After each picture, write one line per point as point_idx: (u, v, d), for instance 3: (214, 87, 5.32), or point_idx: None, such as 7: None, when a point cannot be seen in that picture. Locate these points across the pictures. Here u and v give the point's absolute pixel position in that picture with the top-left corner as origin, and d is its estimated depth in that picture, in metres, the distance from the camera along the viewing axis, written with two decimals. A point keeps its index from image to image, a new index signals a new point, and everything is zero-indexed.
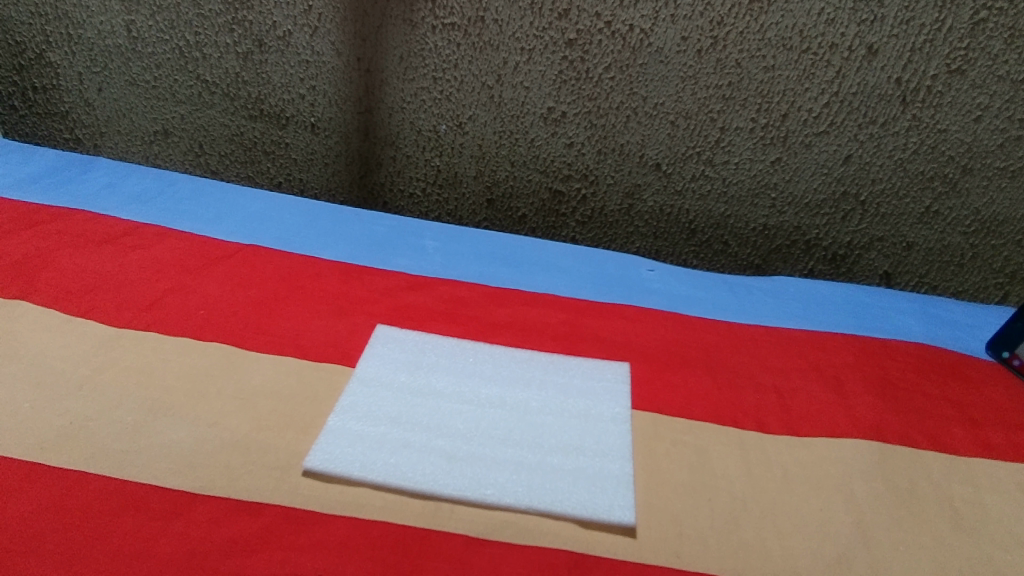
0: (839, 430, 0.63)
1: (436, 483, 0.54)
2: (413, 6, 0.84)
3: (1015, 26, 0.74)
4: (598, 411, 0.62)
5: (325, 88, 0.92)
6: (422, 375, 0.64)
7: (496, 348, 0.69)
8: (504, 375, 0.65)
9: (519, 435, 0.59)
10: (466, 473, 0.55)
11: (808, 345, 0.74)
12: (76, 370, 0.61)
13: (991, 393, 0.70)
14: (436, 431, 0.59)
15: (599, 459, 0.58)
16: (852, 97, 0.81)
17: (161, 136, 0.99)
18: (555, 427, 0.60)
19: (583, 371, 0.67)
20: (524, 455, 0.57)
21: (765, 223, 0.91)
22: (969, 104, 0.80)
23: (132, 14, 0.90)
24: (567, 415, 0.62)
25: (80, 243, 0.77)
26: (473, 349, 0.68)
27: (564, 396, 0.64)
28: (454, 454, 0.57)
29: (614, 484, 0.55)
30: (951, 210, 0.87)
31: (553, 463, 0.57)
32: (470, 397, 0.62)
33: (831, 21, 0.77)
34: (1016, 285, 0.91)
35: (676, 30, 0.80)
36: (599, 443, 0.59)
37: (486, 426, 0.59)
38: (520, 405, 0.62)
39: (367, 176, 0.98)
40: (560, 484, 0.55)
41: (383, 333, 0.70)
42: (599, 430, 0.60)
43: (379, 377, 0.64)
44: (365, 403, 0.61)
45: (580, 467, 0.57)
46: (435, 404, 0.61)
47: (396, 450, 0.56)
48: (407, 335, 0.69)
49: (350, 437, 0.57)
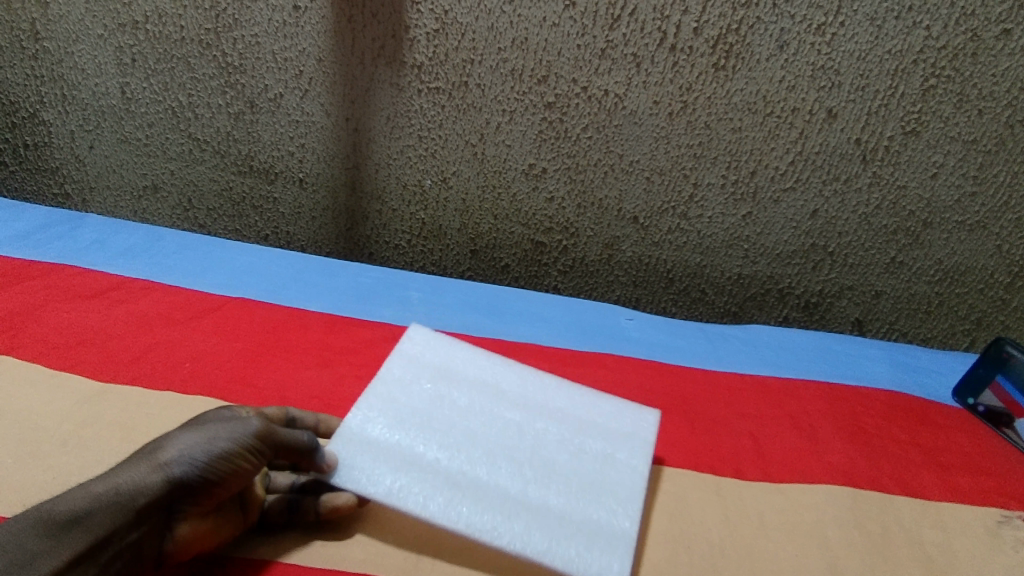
0: (814, 476, 0.65)
1: (432, 509, 0.53)
2: (400, 72, 0.88)
3: (962, 91, 0.79)
4: (613, 469, 0.60)
5: (313, 145, 0.95)
6: (444, 385, 0.65)
7: (520, 370, 0.69)
8: (506, 405, 0.64)
9: (525, 458, 0.59)
10: (462, 504, 0.54)
11: (782, 392, 0.77)
12: (60, 426, 0.61)
13: (957, 438, 0.72)
14: (446, 450, 0.58)
15: (601, 501, 0.56)
16: (816, 156, 0.85)
17: (151, 191, 1.02)
18: (567, 468, 0.59)
19: (600, 413, 0.66)
20: (537, 495, 0.56)
21: (739, 273, 0.95)
22: (926, 163, 0.83)
23: (127, 77, 0.93)
24: (574, 455, 0.60)
25: (66, 297, 0.78)
26: (488, 359, 0.69)
27: (579, 437, 0.62)
28: (458, 480, 0.55)
29: (614, 542, 0.54)
30: (916, 261, 0.90)
31: (551, 507, 0.55)
32: (488, 420, 0.62)
33: (792, 87, 0.81)
34: (982, 331, 0.94)
35: (648, 95, 0.84)
36: (605, 497, 0.57)
37: (497, 456, 0.58)
38: (536, 438, 0.61)
39: (354, 228, 1.01)
40: (552, 532, 0.53)
41: (417, 332, 0.71)
42: (607, 485, 0.58)
43: (396, 391, 0.63)
44: (381, 407, 0.61)
45: (584, 515, 0.55)
46: (438, 426, 0.60)
47: (402, 466, 0.55)
48: (439, 335, 0.71)
49: (358, 444, 0.56)
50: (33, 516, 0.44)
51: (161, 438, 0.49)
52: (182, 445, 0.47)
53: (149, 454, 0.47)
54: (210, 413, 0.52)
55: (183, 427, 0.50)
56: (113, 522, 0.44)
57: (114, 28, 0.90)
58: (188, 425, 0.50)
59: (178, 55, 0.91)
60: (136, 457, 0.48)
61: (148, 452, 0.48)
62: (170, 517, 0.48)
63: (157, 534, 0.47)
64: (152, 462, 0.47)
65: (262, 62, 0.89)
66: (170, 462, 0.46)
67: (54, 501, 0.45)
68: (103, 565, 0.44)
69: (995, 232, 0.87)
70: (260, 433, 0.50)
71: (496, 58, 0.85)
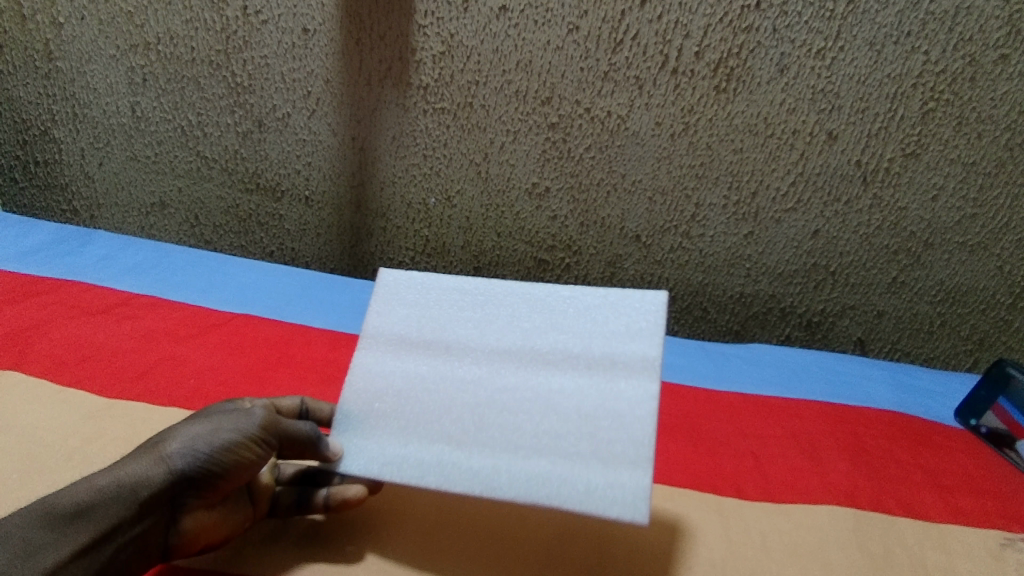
0: (816, 497, 0.65)
1: (439, 478, 0.51)
2: (406, 93, 0.89)
3: (961, 115, 0.79)
4: (622, 388, 0.51)
5: (320, 164, 0.96)
6: (429, 331, 0.58)
7: (509, 282, 0.58)
8: (495, 336, 0.56)
9: (528, 393, 0.53)
10: (470, 463, 0.51)
11: (782, 412, 0.77)
12: (64, 442, 0.61)
13: (960, 460, 0.72)
14: (445, 410, 0.54)
15: (613, 429, 0.50)
16: (817, 177, 0.86)
17: (158, 208, 1.03)
18: (571, 389, 0.52)
19: (599, 305, 0.55)
20: (544, 433, 0.51)
21: (741, 291, 0.95)
22: (926, 185, 0.84)
23: (138, 96, 0.95)
24: (578, 373, 0.53)
25: (73, 313, 0.79)
26: (469, 282, 0.59)
27: (580, 346, 0.54)
28: (462, 439, 0.52)
29: (631, 476, 0.47)
30: (917, 281, 0.91)
31: (560, 440, 0.50)
32: (480, 360, 0.56)
33: (792, 110, 0.82)
34: (984, 351, 0.94)
35: (651, 116, 0.85)
36: (615, 425, 0.50)
37: (495, 405, 0.53)
38: (534, 368, 0.54)
39: (358, 245, 1.02)
40: (567, 474, 0.49)
41: (389, 277, 0.62)
42: (618, 410, 0.50)
43: (385, 358, 0.58)
44: (374, 381, 0.57)
45: (598, 448, 0.49)
46: (435, 385, 0.56)
47: (406, 441, 0.54)
48: (411, 274, 0.61)
49: (360, 429, 0.55)
50: (36, 509, 0.45)
51: (165, 431, 0.50)
52: (185, 437, 0.49)
53: (153, 447, 0.49)
54: (213, 407, 0.54)
55: (186, 421, 0.51)
56: (117, 514, 0.46)
57: (126, 49, 0.92)
58: (191, 419, 0.51)
59: (189, 76, 0.92)
60: (140, 450, 0.49)
61: (152, 445, 0.49)
62: (174, 511, 0.49)
63: (162, 527, 0.48)
64: (156, 455, 0.48)
65: (270, 82, 0.91)
66: (172, 455, 0.48)
67: (56, 495, 0.46)
68: (107, 560, 0.45)
69: (996, 253, 0.87)
70: (263, 426, 0.51)
71: (500, 80, 0.86)
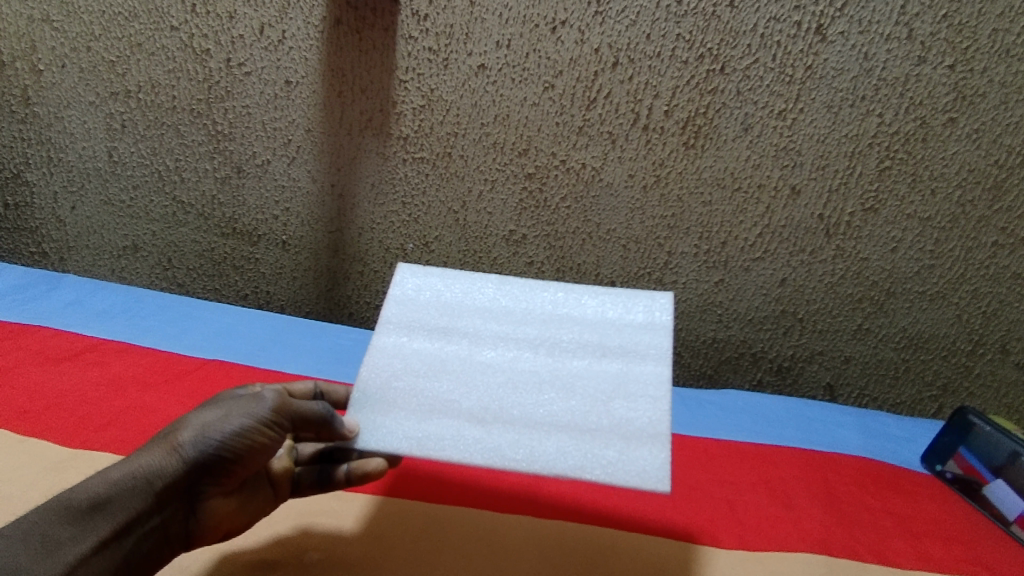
0: (790, 543, 0.65)
1: (461, 450, 0.51)
2: (386, 143, 0.91)
3: (915, 172, 0.84)
4: (637, 371, 0.56)
5: (298, 210, 0.97)
6: (449, 317, 0.62)
7: (523, 283, 0.65)
8: (515, 327, 0.61)
9: (546, 377, 0.57)
10: (494, 440, 0.52)
11: (756, 458, 0.78)
12: (23, 496, 0.59)
13: (927, 505, 0.74)
14: (466, 387, 0.56)
15: (628, 404, 0.54)
16: (782, 229, 0.89)
17: (131, 251, 1.02)
18: (588, 375, 0.57)
19: (612, 306, 0.62)
20: (563, 412, 0.54)
21: (714, 336, 0.98)
22: (885, 238, 0.88)
23: (115, 142, 0.95)
24: (594, 361, 0.58)
25: (38, 359, 0.77)
26: (489, 282, 0.65)
27: (595, 339, 0.59)
28: (483, 417, 0.54)
29: (650, 443, 0.51)
30: (881, 328, 0.94)
31: (579, 420, 0.53)
32: (501, 347, 0.59)
33: (757, 166, 0.86)
34: (948, 397, 0.97)
35: (624, 169, 0.88)
36: (632, 403, 0.54)
37: (516, 390, 0.56)
38: (552, 358, 0.58)
39: (335, 289, 1.02)
40: (588, 448, 0.51)
41: (407, 273, 0.66)
42: (634, 393, 0.55)
43: (400, 341, 0.60)
44: (391, 363, 0.58)
45: (616, 424, 0.52)
46: (452, 367, 0.58)
47: (424, 418, 0.54)
48: (429, 269, 0.66)
49: (376, 406, 0.55)
50: (56, 505, 0.46)
51: (179, 420, 0.52)
52: (197, 427, 0.50)
53: (167, 437, 0.50)
54: (226, 395, 0.55)
55: (200, 408, 0.52)
56: (134, 508, 0.47)
57: (106, 96, 0.93)
58: (204, 408, 0.52)
59: (168, 123, 0.93)
60: (154, 441, 0.50)
61: (166, 435, 0.51)
62: (191, 500, 0.50)
63: (183, 516, 0.50)
64: (168, 447, 0.49)
65: (251, 131, 0.92)
66: (185, 444, 0.49)
67: (73, 490, 0.48)
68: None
69: (954, 302, 0.91)
70: (274, 412, 0.52)
71: (479, 132, 0.89)
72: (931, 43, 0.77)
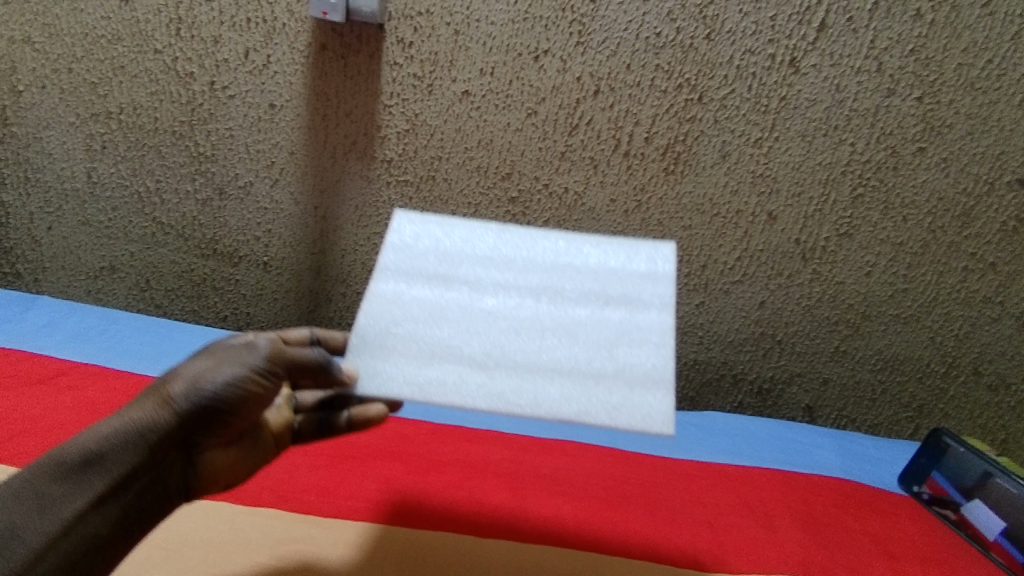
0: (771, 566, 0.65)
1: (463, 393, 0.50)
2: (371, 165, 0.91)
3: (886, 200, 0.86)
4: (640, 319, 0.59)
5: (281, 231, 0.96)
6: (450, 265, 0.64)
7: (522, 232, 0.70)
8: (515, 278, 0.64)
9: (548, 325, 0.58)
10: (498, 384, 0.51)
11: (738, 479, 0.79)
12: None
13: (905, 526, 0.74)
14: (468, 333, 0.57)
15: (632, 350, 0.56)
16: (760, 253, 0.91)
17: (108, 272, 1.01)
18: (590, 323, 0.59)
19: (612, 257, 0.67)
20: (567, 359, 0.54)
21: (695, 358, 0.98)
22: (860, 262, 0.90)
23: (94, 162, 0.94)
24: (596, 309, 0.61)
25: (9, 382, 0.75)
26: (489, 232, 0.70)
27: (597, 288, 0.63)
28: (486, 363, 0.53)
29: (656, 385, 0.51)
30: (858, 350, 0.96)
31: (584, 365, 0.54)
32: (502, 295, 0.61)
33: (735, 192, 0.88)
34: (924, 418, 0.99)
35: (605, 193, 0.90)
36: (637, 349, 0.56)
37: (517, 336, 0.57)
38: (554, 307, 0.61)
39: (317, 310, 1.01)
40: (593, 393, 0.50)
41: (406, 221, 0.70)
42: (637, 336, 0.57)
43: (399, 288, 0.61)
44: (391, 310, 0.59)
45: (621, 367, 0.54)
46: (453, 315, 0.59)
47: (426, 363, 0.53)
48: (427, 219, 0.70)
49: (374, 351, 0.54)
50: None
51: (170, 370, 0.49)
52: (189, 377, 0.48)
53: (158, 389, 0.48)
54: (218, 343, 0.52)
55: (191, 357, 0.50)
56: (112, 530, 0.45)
57: (87, 117, 0.92)
58: (196, 356, 0.50)
59: (149, 144, 0.92)
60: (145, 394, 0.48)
61: (157, 386, 0.48)
62: (188, 454, 0.49)
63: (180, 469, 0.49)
64: (158, 399, 0.47)
65: (234, 153, 0.92)
66: (177, 396, 0.47)
67: None
68: None
69: (927, 325, 0.93)
70: (269, 360, 0.50)
71: (462, 156, 0.89)
72: (900, 76, 0.80)
